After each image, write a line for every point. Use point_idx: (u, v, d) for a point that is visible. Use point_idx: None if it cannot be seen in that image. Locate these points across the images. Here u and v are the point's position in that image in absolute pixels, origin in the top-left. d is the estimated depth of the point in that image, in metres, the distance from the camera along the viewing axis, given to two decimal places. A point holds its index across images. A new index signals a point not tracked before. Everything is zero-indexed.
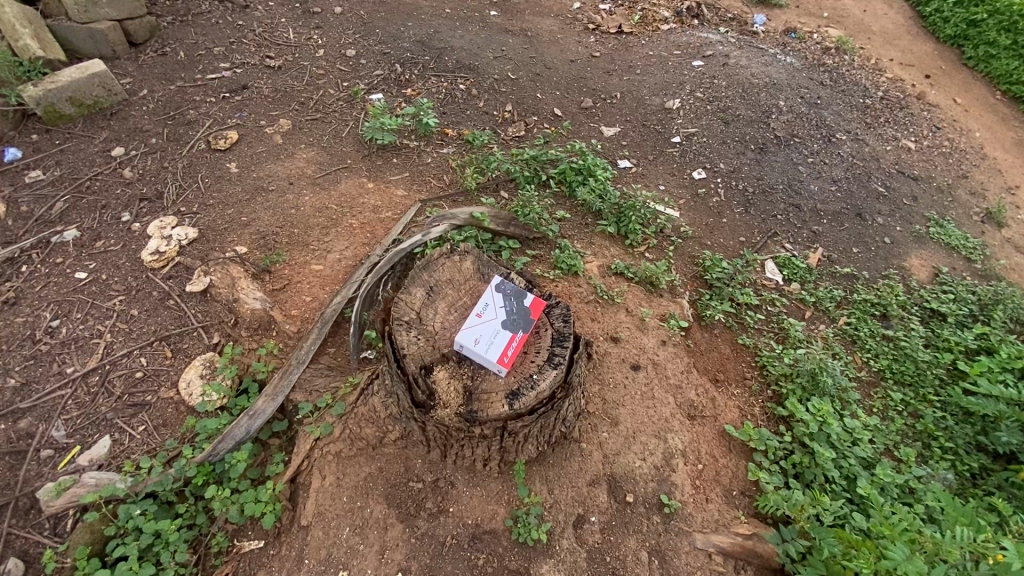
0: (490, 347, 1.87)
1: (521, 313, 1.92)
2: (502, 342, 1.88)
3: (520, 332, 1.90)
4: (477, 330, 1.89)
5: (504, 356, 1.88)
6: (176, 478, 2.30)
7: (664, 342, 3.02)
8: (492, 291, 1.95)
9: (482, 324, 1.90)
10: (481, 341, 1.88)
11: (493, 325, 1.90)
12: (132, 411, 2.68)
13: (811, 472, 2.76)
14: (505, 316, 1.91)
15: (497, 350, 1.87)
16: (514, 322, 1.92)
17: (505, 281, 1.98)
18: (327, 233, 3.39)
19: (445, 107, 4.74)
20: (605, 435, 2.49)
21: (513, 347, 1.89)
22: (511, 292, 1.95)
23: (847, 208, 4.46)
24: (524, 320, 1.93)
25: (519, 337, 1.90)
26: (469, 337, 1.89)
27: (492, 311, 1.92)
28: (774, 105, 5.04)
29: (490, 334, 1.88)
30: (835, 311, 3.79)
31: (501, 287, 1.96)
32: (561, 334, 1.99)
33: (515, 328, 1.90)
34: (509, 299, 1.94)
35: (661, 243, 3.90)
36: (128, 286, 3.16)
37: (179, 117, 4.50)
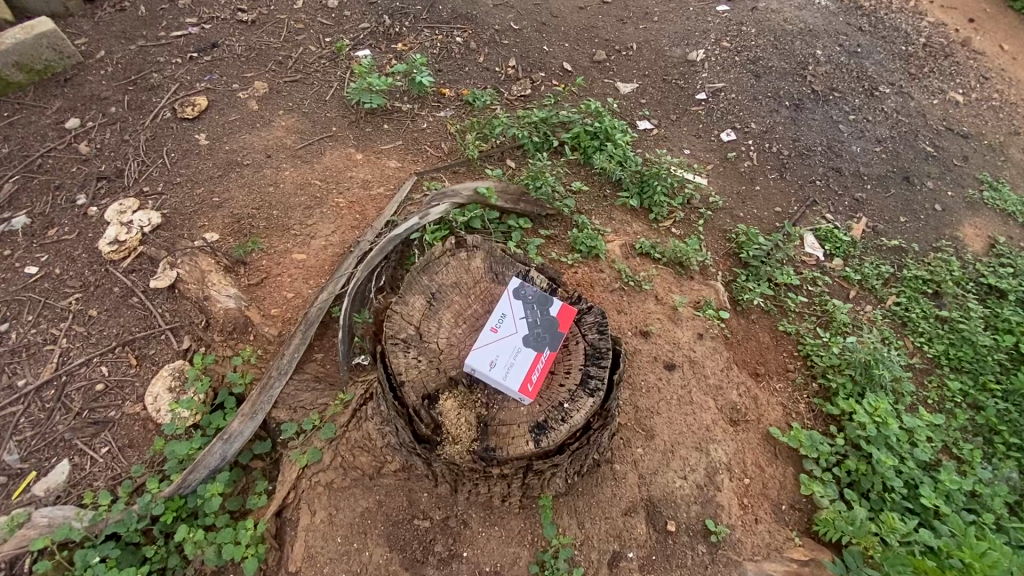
0: (509, 372, 1.52)
1: (548, 326, 1.57)
2: (525, 362, 1.53)
3: (548, 351, 1.55)
4: (491, 348, 1.54)
5: (527, 383, 1.52)
6: (140, 517, 1.98)
7: (701, 336, 2.64)
8: (510, 299, 1.61)
9: (498, 341, 1.55)
10: (497, 363, 1.52)
11: (513, 341, 1.55)
12: (94, 429, 2.34)
13: (869, 480, 2.46)
14: (529, 331, 1.56)
15: (518, 375, 1.52)
16: (539, 337, 1.57)
17: (526, 286, 1.63)
18: (311, 215, 2.95)
19: (441, 65, 4.21)
20: (640, 451, 2.15)
21: (537, 371, 1.53)
22: (533, 299, 1.60)
23: (894, 171, 4.00)
24: (552, 335, 1.57)
25: (545, 357, 1.54)
26: (482, 358, 1.54)
27: (510, 323, 1.57)
28: (811, 54, 4.48)
29: (508, 355, 1.53)
30: (883, 290, 3.40)
31: (521, 293, 1.61)
32: (596, 350, 1.62)
33: (540, 345, 1.55)
34: (531, 308, 1.59)
35: (688, 216, 3.48)
36: (86, 281, 2.76)
37: (142, 82, 4.00)
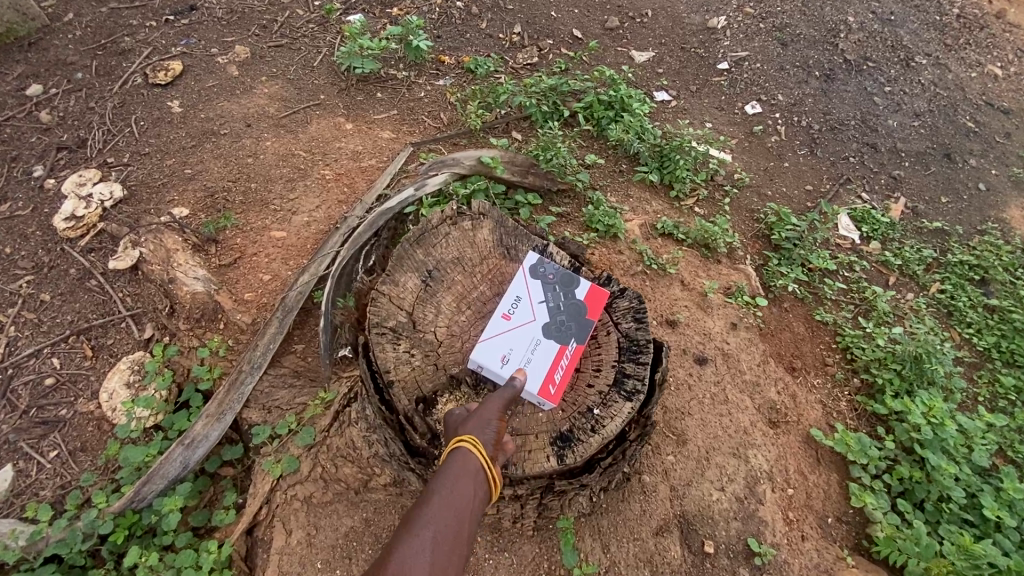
0: (527, 371, 1.36)
1: (571, 314, 1.42)
2: (544, 357, 1.36)
3: (571, 343, 1.39)
4: (503, 340, 1.39)
5: (548, 385, 1.35)
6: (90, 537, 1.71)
7: (734, 326, 2.34)
8: (526, 283, 1.46)
9: (510, 331, 1.39)
10: (509, 357, 1.37)
11: (529, 331, 1.39)
12: (41, 431, 2.04)
13: (924, 489, 2.17)
14: (548, 319, 1.40)
15: (536, 372, 1.35)
16: (561, 327, 1.41)
17: (545, 267, 1.48)
18: (293, 188, 2.63)
19: (440, 31, 3.85)
20: (670, 459, 1.86)
21: (559, 371, 1.37)
22: (553, 282, 1.46)
23: (933, 147, 3.67)
24: (578, 324, 1.41)
25: (569, 351, 1.38)
26: (491, 351, 1.37)
27: (525, 311, 1.42)
28: (843, 21, 4.12)
29: (524, 351, 1.37)
30: (926, 276, 3.10)
31: (538, 276, 1.47)
32: (634, 344, 1.47)
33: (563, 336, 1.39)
34: (551, 293, 1.44)
35: (712, 194, 3.16)
36: (38, 262, 2.44)
37: (112, 47, 3.64)
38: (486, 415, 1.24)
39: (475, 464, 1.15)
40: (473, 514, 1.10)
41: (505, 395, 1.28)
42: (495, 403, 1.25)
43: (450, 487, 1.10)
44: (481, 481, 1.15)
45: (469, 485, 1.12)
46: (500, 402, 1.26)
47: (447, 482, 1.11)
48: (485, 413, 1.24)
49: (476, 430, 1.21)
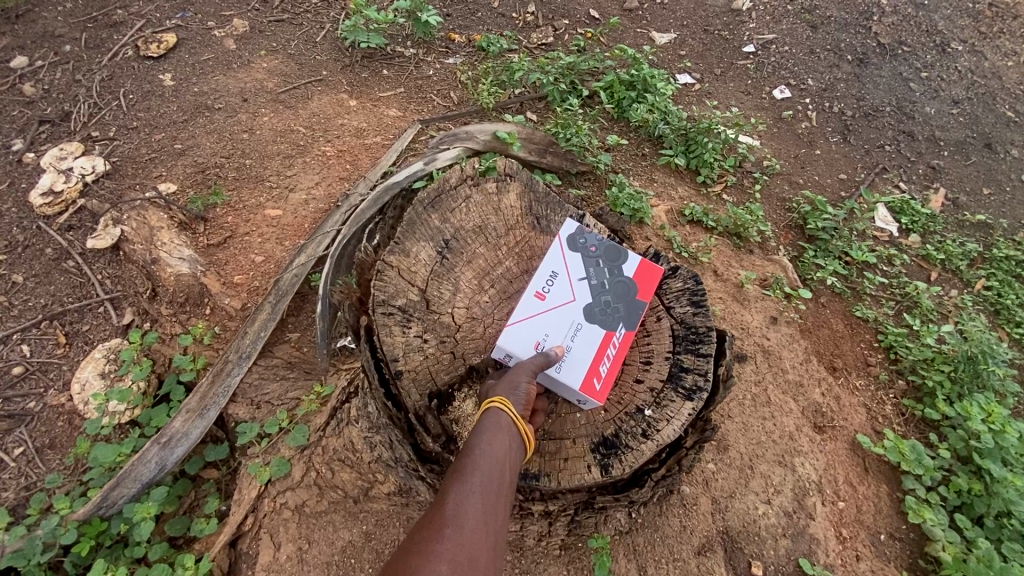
0: (568, 361, 1.20)
1: (620, 297, 1.28)
2: (588, 344, 1.22)
3: (619, 329, 1.25)
4: (539, 323, 1.23)
5: (593, 377, 1.21)
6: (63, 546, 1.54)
7: (773, 321, 2.14)
8: (565, 256, 1.31)
9: (547, 314, 1.24)
10: (544, 344, 1.21)
11: (569, 313, 1.24)
12: (7, 425, 1.83)
13: (985, 503, 1.95)
14: (592, 300, 1.26)
15: (578, 363, 1.21)
16: (607, 310, 1.27)
17: (587, 239, 1.33)
18: (291, 165, 2.42)
19: (449, 8, 3.64)
20: (711, 468, 1.65)
21: (604, 361, 1.23)
22: (598, 258, 1.31)
23: (973, 137, 3.46)
24: (627, 308, 1.28)
25: (616, 339, 1.25)
26: (524, 335, 1.22)
27: (565, 289, 1.27)
28: (875, 4, 3.90)
29: (564, 337, 1.22)
30: (970, 272, 2.88)
31: (578, 247, 1.32)
32: (693, 333, 1.32)
33: (610, 321, 1.25)
34: (595, 270, 1.30)
35: (741, 181, 2.95)
36: (11, 241, 2.24)
37: (102, 19, 3.44)
38: (518, 378, 1.12)
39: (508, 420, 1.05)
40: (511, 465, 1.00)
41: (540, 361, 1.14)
42: (528, 367, 1.13)
43: (489, 438, 1.00)
44: (519, 437, 1.05)
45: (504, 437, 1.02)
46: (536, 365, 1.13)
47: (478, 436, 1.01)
48: (517, 374, 1.13)
49: (506, 391, 1.09)
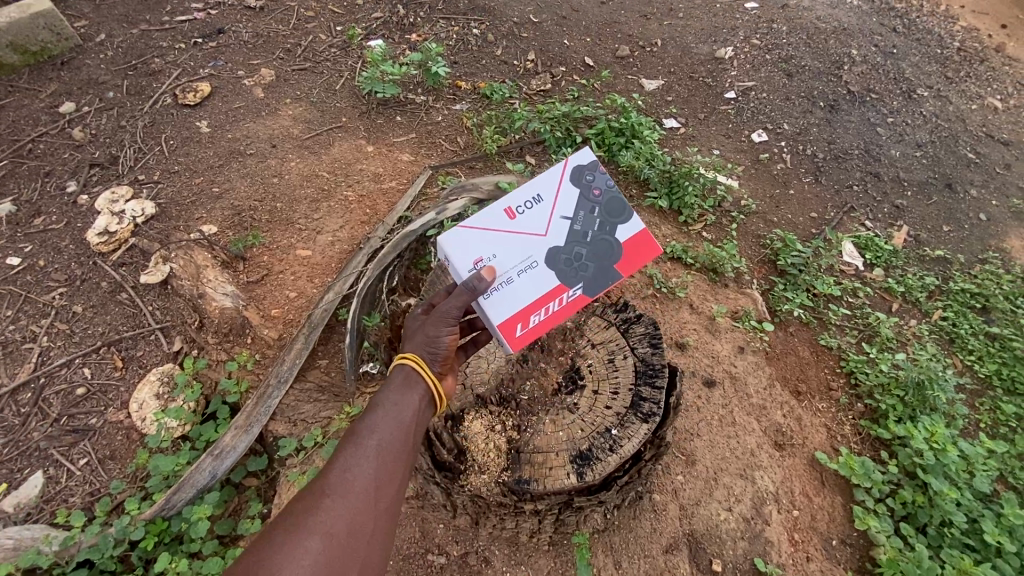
0: (510, 288, 1.53)
1: (594, 257, 1.59)
2: (533, 282, 1.55)
3: (572, 288, 1.58)
4: (502, 243, 1.56)
5: (525, 313, 1.54)
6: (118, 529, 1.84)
7: (741, 350, 2.43)
8: (564, 193, 1.61)
9: (511, 236, 1.56)
10: (491, 262, 1.54)
11: (534, 249, 1.57)
12: (72, 438, 2.12)
13: (927, 513, 2.21)
14: (563, 245, 1.59)
15: (512, 299, 1.53)
16: (569, 261, 1.58)
17: (594, 187, 1.63)
18: (317, 208, 2.74)
19: (455, 57, 3.99)
20: (680, 480, 1.94)
21: (542, 303, 1.55)
22: (595, 209, 1.62)
23: (935, 178, 3.78)
24: (590, 269, 1.59)
25: (566, 293, 1.58)
26: (476, 245, 1.54)
27: (543, 224, 1.59)
28: (846, 54, 4.26)
29: (516, 265, 1.55)
30: (928, 303, 3.16)
31: (581, 188, 1.63)
32: (651, 367, 1.61)
33: (564, 274, 1.58)
34: (584, 218, 1.61)
35: (720, 219, 3.25)
36: (71, 275, 2.55)
37: (142, 67, 3.79)
38: (445, 321, 1.45)
39: (422, 375, 1.41)
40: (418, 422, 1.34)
41: (467, 296, 1.46)
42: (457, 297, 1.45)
43: (397, 408, 1.31)
44: (423, 401, 1.38)
45: (413, 395, 1.37)
46: (463, 303, 1.46)
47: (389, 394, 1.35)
48: (443, 319, 1.45)
49: (421, 347, 1.44)
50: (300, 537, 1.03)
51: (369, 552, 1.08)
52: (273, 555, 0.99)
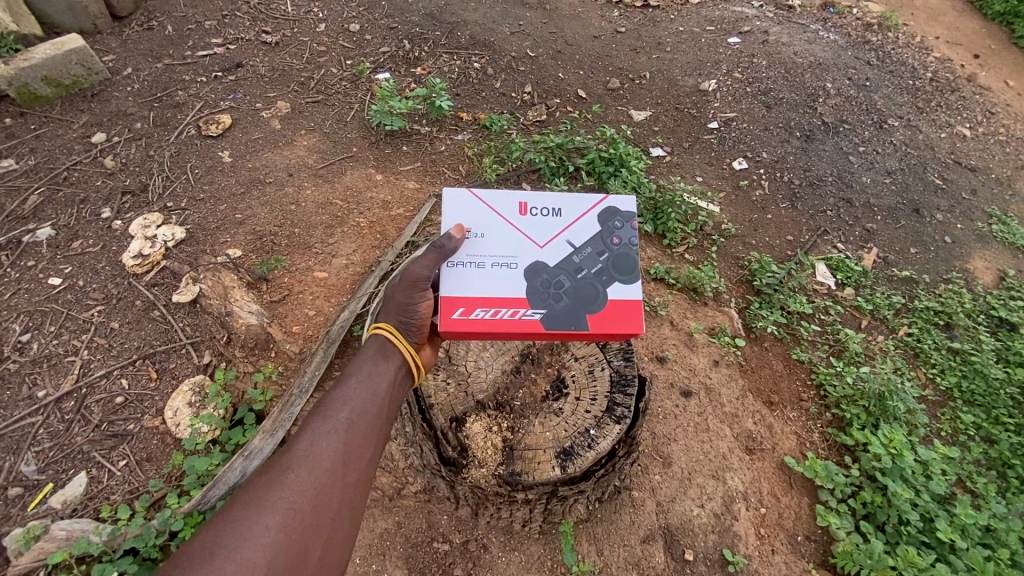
0: (482, 269, 1.72)
1: (572, 297, 1.73)
2: (504, 280, 1.72)
3: (531, 309, 1.71)
4: (499, 229, 1.77)
5: (481, 300, 1.70)
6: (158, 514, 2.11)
7: (716, 363, 2.70)
8: (584, 224, 1.81)
9: (511, 229, 1.77)
10: (477, 238, 1.75)
11: (526, 253, 1.76)
12: (113, 442, 2.35)
13: (885, 513, 2.43)
14: (550, 266, 1.75)
15: (471, 280, 1.71)
16: (544, 286, 1.73)
17: (615, 238, 1.80)
18: (331, 233, 3.04)
19: (458, 89, 4.27)
20: (657, 479, 2.22)
21: (502, 303, 1.70)
22: (604, 254, 1.79)
23: (903, 203, 4.06)
24: (557, 304, 1.71)
25: (524, 310, 1.70)
26: (471, 210, 1.77)
27: (546, 236, 1.79)
28: (821, 87, 4.57)
29: (501, 254, 1.75)
30: (894, 320, 3.41)
31: (604, 228, 1.82)
32: (623, 376, 1.87)
33: (530, 293, 1.72)
34: (587, 254, 1.79)
35: (701, 242, 3.52)
36: (108, 294, 2.80)
37: (166, 99, 3.96)
38: (421, 285, 1.69)
39: (396, 345, 1.65)
40: (390, 387, 1.58)
41: (435, 256, 1.68)
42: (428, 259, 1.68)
43: (369, 388, 1.54)
44: (395, 377, 1.60)
45: (386, 363, 1.62)
46: (433, 264, 1.68)
47: (362, 366, 1.59)
48: (418, 283, 1.69)
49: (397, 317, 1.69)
50: (275, 502, 1.25)
51: (331, 517, 1.30)
52: (248, 522, 1.20)
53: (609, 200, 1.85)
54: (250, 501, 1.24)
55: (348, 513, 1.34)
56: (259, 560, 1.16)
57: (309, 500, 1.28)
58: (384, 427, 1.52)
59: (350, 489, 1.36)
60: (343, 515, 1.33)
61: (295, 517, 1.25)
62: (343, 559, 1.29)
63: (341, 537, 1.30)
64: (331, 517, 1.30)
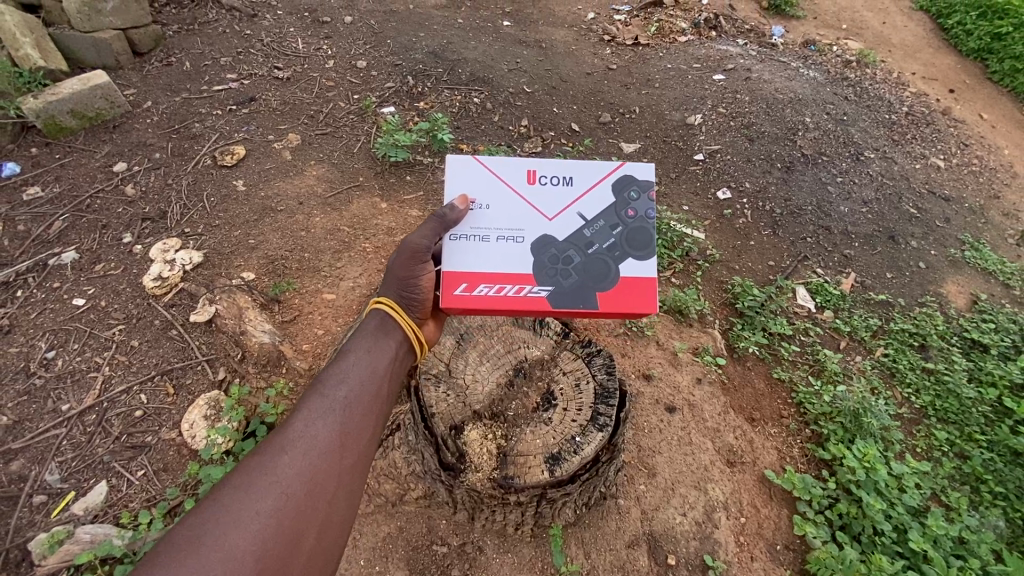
0: (491, 243, 1.92)
1: (581, 272, 1.92)
2: (514, 255, 1.92)
3: (537, 285, 1.90)
4: (510, 201, 1.96)
5: (489, 274, 1.90)
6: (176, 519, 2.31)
7: (700, 380, 2.92)
8: (595, 199, 1.98)
9: (522, 202, 1.97)
10: (485, 210, 1.94)
11: (537, 227, 1.95)
12: (132, 453, 2.50)
13: (860, 523, 2.56)
14: (559, 242, 1.94)
15: (478, 255, 1.91)
16: (554, 260, 1.92)
17: (629, 211, 1.98)
18: (339, 258, 3.29)
19: (459, 122, 4.53)
20: (642, 488, 2.46)
21: (509, 276, 1.90)
22: (616, 229, 1.96)
23: (880, 230, 4.30)
24: (565, 278, 1.91)
25: (530, 286, 1.90)
26: (480, 184, 1.96)
27: (556, 210, 1.97)
28: (801, 122, 4.86)
29: (510, 228, 1.94)
30: (871, 341, 3.59)
31: (617, 203, 1.99)
32: (606, 389, 2.05)
33: (538, 268, 1.92)
34: (598, 229, 1.96)
35: (687, 266, 3.73)
36: (129, 314, 2.98)
37: (184, 131, 4.12)
38: (420, 257, 1.89)
39: (396, 321, 1.85)
40: (388, 366, 1.74)
41: (435, 226, 1.87)
42: (428, 229, 1.87)
43: (363, 369, 1.67)
44: (388, 358, 1.76)
45: (385, 341, 1.80)
46: (433, 233, 1.87)
47: (363, 342, 1.76)
48: (418, 254, 1.89)
49: (397, 291, 1.90)
50: (267, 487, 1.34)
51: (328, 497, 1.39)
52: (242, 505, 1.28)
53: (625, 171, 2.00)
54: (245, 483, 1.33)
55: (343, 495, 1.44)
56: (253, 540, 1.25)
57: (305, 482, 1.38)
58: (378, 409, 1.64)
59: (345, 471, 1.46)
60: (338, 497, 1.42)
61: (292, 498, 1.34)
62: (338, 537, 1.39)
63: (337, 517, 1.40)
64: (327, 498, 1.39)
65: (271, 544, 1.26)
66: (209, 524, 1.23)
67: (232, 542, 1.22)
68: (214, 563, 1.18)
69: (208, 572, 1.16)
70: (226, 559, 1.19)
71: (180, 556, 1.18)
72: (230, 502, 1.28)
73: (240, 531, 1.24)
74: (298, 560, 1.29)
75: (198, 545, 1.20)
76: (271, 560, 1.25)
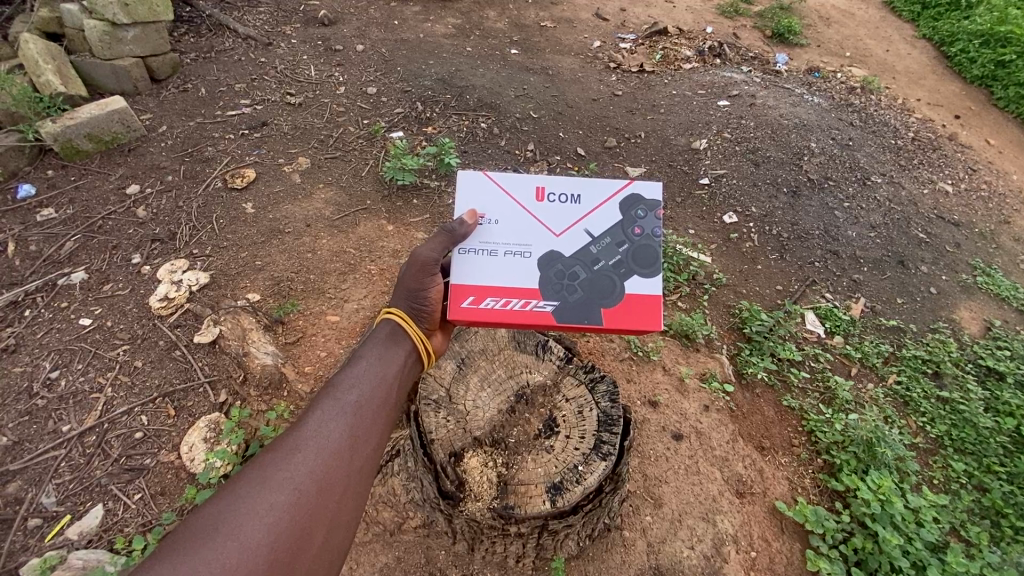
0: (498, 257, 1.92)
1: (587, 288, 1.90)
2: (520, 269, 1.91)
3: (543, 300, 1.89)
4: (518, 216, 1.96)
5: (496, 286, 1.90)
6: None
7: (707, 408, 2.86)
8: (602, 216, 1.97)
9: (530, 217, 1.96)
10: (493, 224, 1.95)
11: (544, 242, 1.94)
12: (129, 476, 2.48)
13: (877, 560, 2.45)
14: (565, 258, 1.93)
15: (485, 269, 1.91)
16: (559, 275, 1.91)
17: (636, 229, 1.96)
18: (345, 279, 3.31)
19: (466, 146, 4.59)
20: (648, 519, 2.41)
21: (515, 289, 1.89)
22: (622, 246, 1.95)
23: (889, 255, 4.26)
24: (571, 293, 1.89)
25: (535, 301, 1.89)
26: (489, 199, 1.96)
27: (564, 226, 1.97)
28: (806, 147, 4.87)
29: (518, 242, 1.94)
30: (883, 368, 3.51)
31: (624, 221, 1.97)
32: (609, 416, 2.01)
33: (544, 283, 1.91)
34: (605, 246, 1.95)
35: (694, 290, 3.69)
36: (134, 334, 2.99)
37: (196, 154, 4.19)
38: (430, 270, 1.87)
39: (406, 330, 1.82)
40: (398, 371, 1.73)
41: (446, 239, 1.87)
42: (438, 243, 1.87)
43: (374, 373, 1.66)
44: (400, 363, 1.75)
45: (396, 349, 1.78)
46: (442, 247, 1.87)
47: (374, 349, 1.75)
48: (427, 266, 1.87)
49: (406, 303, 1.88)
50: (280, 482, 1.34)
51: (338, 496, 1.39)
52: (255, 500, 1.29)
53: (633, 190, 1.99)
54: (259, 478, 1.33)
55: (352, 495, 1.43)
56: (265, 535, 1.24)
57: (316, 480, 1.37)
58: (389, 413, 1.62)
59: (355, 472, 1.45)
60: (347, 498, 1.41)
61: (303, 495, 1.34)
62: (346, 538, 1.38)
63: (345, 517, 1.39)
64: (338, 498, 1.38)
65: (283, 538, 1.26)
66: (222, 515, 1.24)
67: (243, 534, 1.23)
68: (227, 555, 1.19)
69: (222, 563, 1.17)
70: (238, 552, 1.20)
71: (193, 546, 1.19)
72: (242, 496, 1.29)
73: (252, 524, 1.24)
74: (308, 558, 1.28)
75: (212, 535, 1.21)
76: (281, 555, 1.24)
